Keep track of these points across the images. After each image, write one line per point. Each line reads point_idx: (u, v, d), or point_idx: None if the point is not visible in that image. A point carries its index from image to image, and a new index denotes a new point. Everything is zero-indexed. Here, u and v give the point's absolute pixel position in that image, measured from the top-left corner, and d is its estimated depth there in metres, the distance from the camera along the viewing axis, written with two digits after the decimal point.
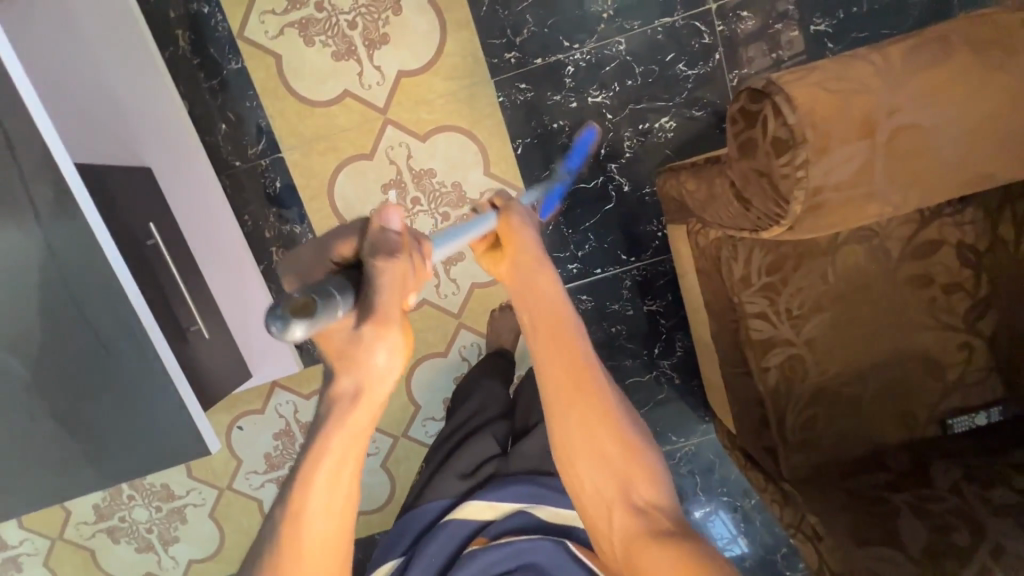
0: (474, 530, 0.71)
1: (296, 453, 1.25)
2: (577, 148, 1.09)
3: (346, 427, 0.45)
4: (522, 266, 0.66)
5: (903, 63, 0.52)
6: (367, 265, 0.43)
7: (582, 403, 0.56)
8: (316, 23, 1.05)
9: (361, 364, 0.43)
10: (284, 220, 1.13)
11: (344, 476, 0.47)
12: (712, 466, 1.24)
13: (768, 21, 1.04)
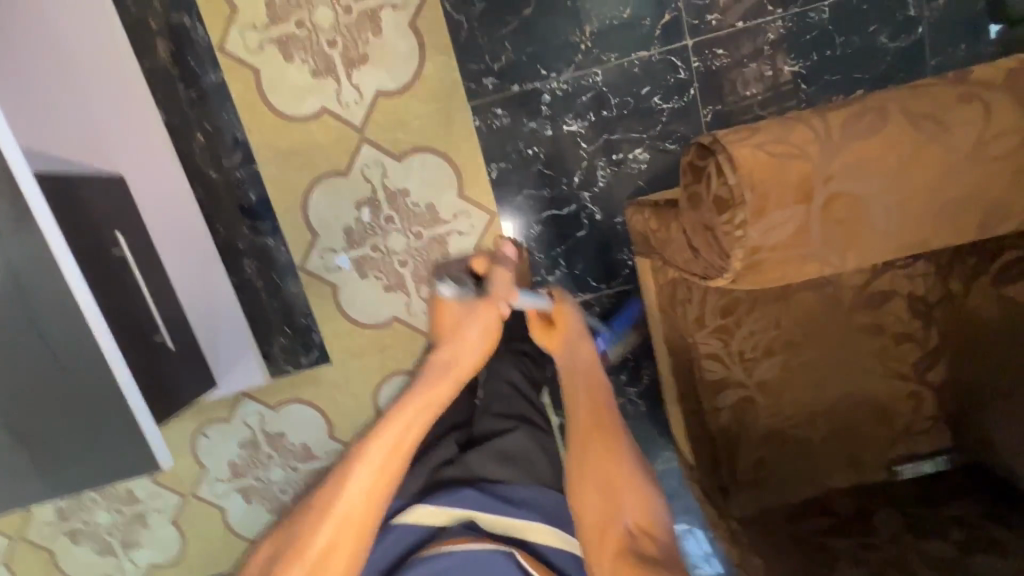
0: (423, 535, 0.68)
1: (261, 462, 1.26)
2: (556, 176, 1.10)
3: (420, 406, 0.66)
4: (563, 335, 0.83)
5: (842, 130, 0.53)
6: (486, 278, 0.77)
7: (597, 444, 0.71)
8: (296, 40, 1.05)
9: (467, 339, 0.72)
10: (257, 233, 1.13)
11: (397, 453, 0.63)
12: (675, 493, 1.25)
13: (744, 60, 1.05)
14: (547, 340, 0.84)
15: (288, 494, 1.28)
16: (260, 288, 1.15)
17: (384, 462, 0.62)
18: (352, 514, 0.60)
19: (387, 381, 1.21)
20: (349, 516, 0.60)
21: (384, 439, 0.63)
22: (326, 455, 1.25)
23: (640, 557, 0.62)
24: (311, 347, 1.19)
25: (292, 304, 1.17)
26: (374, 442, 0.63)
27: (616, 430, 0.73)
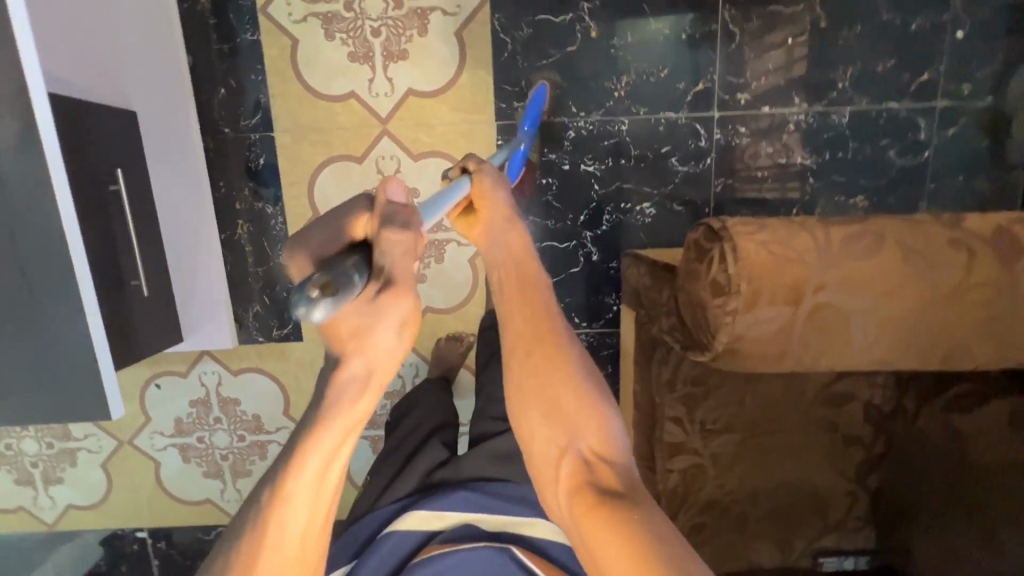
0: (419, 541, 0.66)
1: (208, 424, 1.24)
2: (531, 104, 1.05)
3: (338, 416, 0.46)
4: (487, 228, 0.67)
5: (838, 247, 0.57)
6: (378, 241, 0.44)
7: (538, 352, 0.59)
8: (341, 20, 1.06)
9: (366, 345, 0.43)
10: (258, 198, 1.12)
11: (324, 483, 0.48)
12: None
13: (762, 144, 1.10)
14: (471, 231, 0.69)
15: (229, 461, 1.26)
16: (248, 252, 1.15)
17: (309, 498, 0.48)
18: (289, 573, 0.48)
19: None
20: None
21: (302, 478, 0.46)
22: (276, 431, 1.24)
23: (594, 489, 0.52)
24: (285, 321, 1.18)
25: (277, 275, 1.16)
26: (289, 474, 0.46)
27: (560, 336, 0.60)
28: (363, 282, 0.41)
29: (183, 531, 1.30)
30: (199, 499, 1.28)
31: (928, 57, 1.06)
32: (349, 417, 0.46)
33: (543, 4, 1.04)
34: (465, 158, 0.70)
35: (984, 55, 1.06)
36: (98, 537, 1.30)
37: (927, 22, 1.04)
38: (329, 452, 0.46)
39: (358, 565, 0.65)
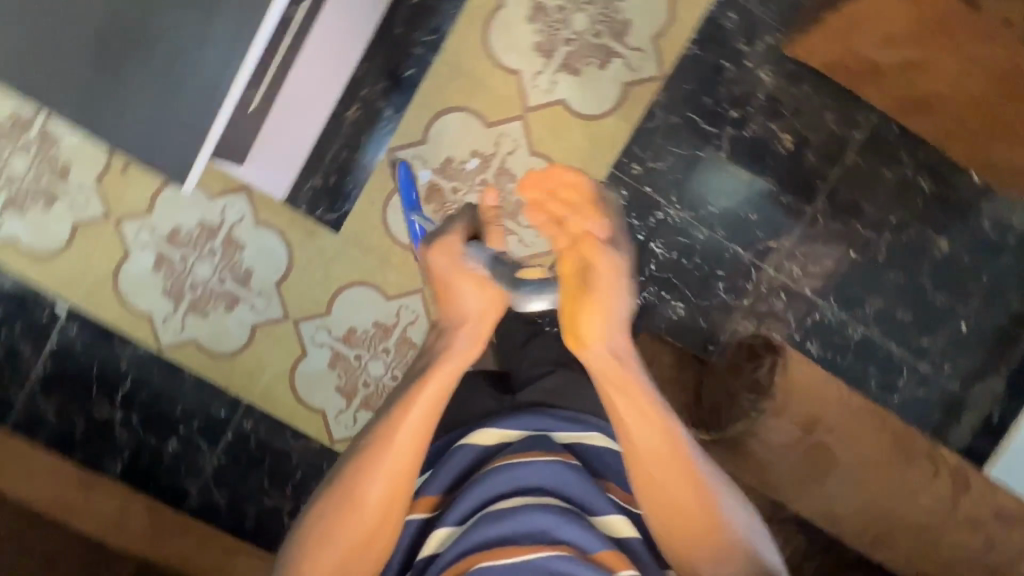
0: (484, 453, 0.68)
1: (200, 250, 1.22)
2: (406, 182, 1.14)
3: (411, 439, 0.63)
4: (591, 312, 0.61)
5: (853, 409, 0.72)
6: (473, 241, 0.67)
7: (662, 456, 0.62)
8: (547, 15, 1.17)
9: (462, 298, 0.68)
10: (385, 98, 1.18)
11: (397, 477, 0.63)
12: None
13: (789, 316, 1.26)
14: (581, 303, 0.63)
15: (194, 294, 1.23)
16: (344, 133, 1.18)
17: (374, 516, 0.62)
18: (363, 544, 0.62)
19: (358, 285, 1.23)
20: (352, 548, 0.62)
21: (377, 477, 0.62)
22: (256, 294, 1.23)
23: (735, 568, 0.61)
24: (335, 208, 1.21)
25: (353, 167, 1.19)
26: (364, 485, 0.62)
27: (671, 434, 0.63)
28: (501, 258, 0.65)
29: (104, 329, 1.23)
30: (141, 310, 1.22)
31: (933, 328, 1.27)
32: (416, 438, 0.63)
33: (700, 108, 1.19)
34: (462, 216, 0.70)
35: (970, 353, 1.28)
36: (18, 284, 1.22)
37: (945, 304, 1.26)
38: (393, 468, 0.63)
39: (431, 474, 0.69)
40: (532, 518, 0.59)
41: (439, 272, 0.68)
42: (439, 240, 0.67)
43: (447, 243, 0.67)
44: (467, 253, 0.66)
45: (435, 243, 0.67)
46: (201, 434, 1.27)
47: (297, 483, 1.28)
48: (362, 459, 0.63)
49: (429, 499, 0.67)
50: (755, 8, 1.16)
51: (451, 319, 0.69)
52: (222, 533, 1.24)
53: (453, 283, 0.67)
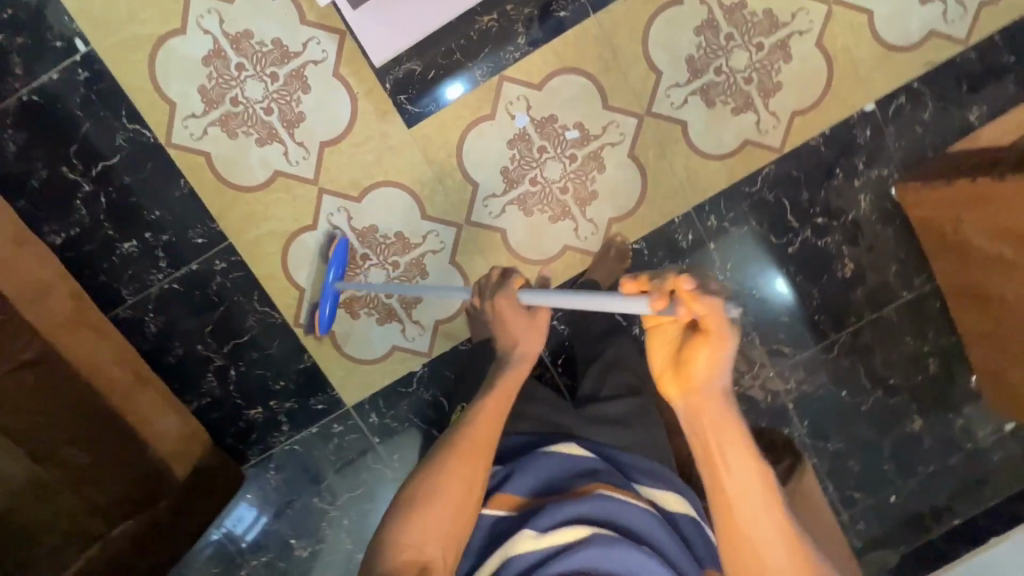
0: (568, 467, 0.77)
1: (260, 68, 1.09)
2: (334, 261, 1.11)
3: (484, 424, 0.77)
4: (704, 355, 0.59)
5: (831, 523, 1.00)
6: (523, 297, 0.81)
7: (744, 490, 0.60)
8: (715, 35, 1.11)
9: (519, 329, 0.86)
10: (524, 25, 1.09)
11: (478, 450, 0.75)
12: (354, 484, 1.26)
13: (764, 419, 1.29)
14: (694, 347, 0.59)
15: (232, 108, 1.10)
16: (467, 36, 1.09)
17: (457, 495, 0.71)
18: (451, 512, 0.71)
19: (401, 189, 1.14)
20: (441, 515, 0.70)
21: (462, 448, 0.75)
22: (295, 142, 1.11)
23: None
24: (419, 103, 1.11)
25: (458, 73, 1.10)
26: (453, 456, 0.74)
27: (767, 480, 0.61)
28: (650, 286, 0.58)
29: (115, 91, 1.08)
30: (167, 93, 1.09)
31: (870, 489, 1.34)
32: (489, 425, 0.77)
33: (795, 199, 1.18)
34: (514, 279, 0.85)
35: (888, 525, 1.35)
36: None
37: (891, 473, 1.33)
38: (471, 451, 0.75)
39: (513, 474, 0.78)
40: (632, 559, 0.63)
41: (505, 313, 0.85)
42: (504, 293, 0.84)
43: (508, 299, 0.84)
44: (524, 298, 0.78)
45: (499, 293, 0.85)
46: (165, 249, 1.14)
47: (240, 345, 1.19)
48: (446, 448, 0.75)
49: (514, 499, 0.75)
50: (891, 137, 1.15)
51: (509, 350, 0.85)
52: (140, 356, 1.13)
53: (510, 321, 0.86)
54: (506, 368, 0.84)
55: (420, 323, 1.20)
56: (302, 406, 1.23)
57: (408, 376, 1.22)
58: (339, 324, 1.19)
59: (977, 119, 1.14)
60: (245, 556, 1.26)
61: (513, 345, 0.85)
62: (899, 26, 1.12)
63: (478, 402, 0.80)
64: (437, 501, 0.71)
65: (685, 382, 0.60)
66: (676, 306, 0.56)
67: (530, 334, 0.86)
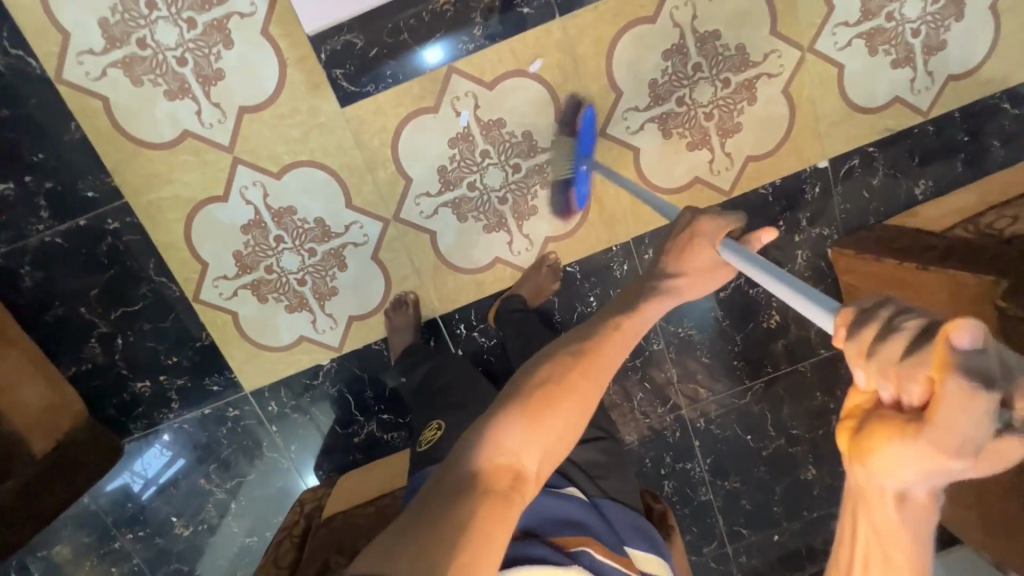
0: (566, 509, 0.73)
1: (177, 11, 0.96)
2: (586, 130, 1.01)
3: (615, 338, 0.57)
4: (898, 452, 0.36)
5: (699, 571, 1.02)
6: (726, 251, 0.58)
7: None
8: (684, 63, 1.05)
9: (694, 270, 0.59)
10: (482, 16, 1.00)
11: (602, 372, 0.56)
12: (249, 468, 1.20)
13: (667, 450, 1.30)
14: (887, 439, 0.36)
15: (138, 51, 0.97)
16: (417, 16, 0.99)
17: (570, 415, 0.54)
18: (555, 430, 0.54)
19: (326, 172, 1.05)
20: (544, 430, 0.53)
21: (583, 363, 0.56)
22: (209, 103, 1.00)
23: None
24: (356, 81, 1.01)
25: (404, 56, 1.00)
26: (573, 368, 0.55)
27: None
28: (867, 328, 0.36)
29: None
30: (63, 22, 0.95)
31: (756, 526, 1.38)
32: (621, 342, 0.57)
33: None
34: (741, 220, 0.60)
35: (767, 561, 1.40)
36: None
37: (779, 515, 1.37)
38: (594, 365, 0.56)
39: None
40: None
41: (690, 240, 0.59)
42: (709, 220, 0.59)
43: (707, 230, 0.59)
44: (728, 254, 0.58)
45: (698, 213, 0.60)
46: (48, 198, 1.01)
47: (129, 313, 1.09)
48: (569, 352, 0.57)
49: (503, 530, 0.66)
50: (839, 198, 1.14)
51: (675, 270, 0.59)
52: (9, 313, 1.01)
53: (688, 261, 0.59)
54: (662, 292, 0.59)
55: (332, 317, 1.12)
56: (195, 385, 1.14)
57: (313, 368, 1.15)
58: (243, 306, 1.11)
59: (921, 194, 1.14)
60: (120, 529, 1.20)
61: (678, 271, 0.59)
62: (866, 86, 1.09)
63: (606, 314, 0.60)
64: (548, 413, 0.54)
65: (855, 468, 0.39)
66: (919, 378, 0.33)
67: (705, 275, 0.59)
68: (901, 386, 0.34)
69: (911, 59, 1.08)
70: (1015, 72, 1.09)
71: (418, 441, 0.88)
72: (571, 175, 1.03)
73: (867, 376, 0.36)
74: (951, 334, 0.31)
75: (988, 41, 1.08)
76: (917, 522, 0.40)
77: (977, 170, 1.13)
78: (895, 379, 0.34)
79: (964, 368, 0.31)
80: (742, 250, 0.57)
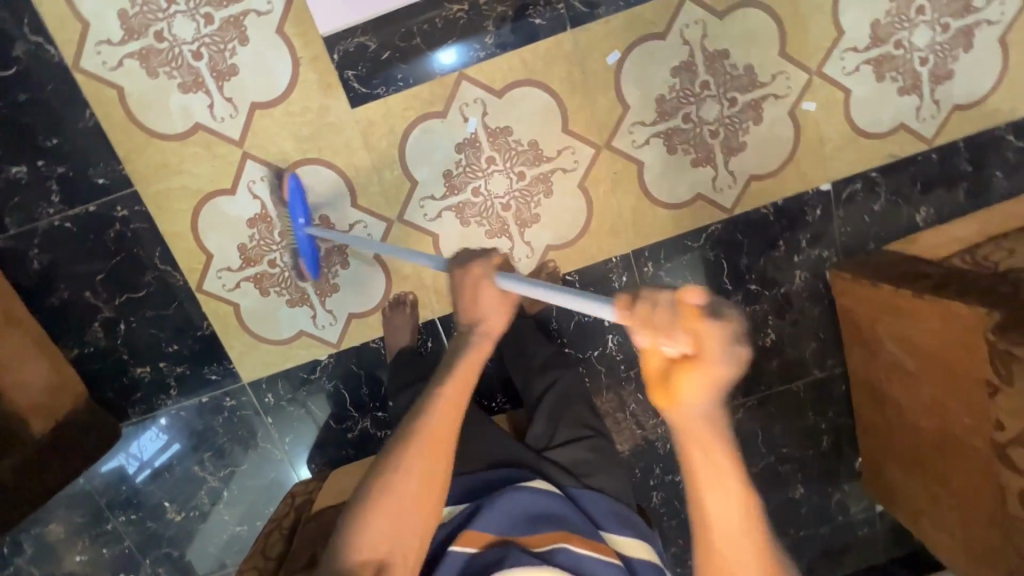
0: (539, 506, 0.80)
1: (195, 6, 0.98)
2: (292, 204, 1.01)
3: (444, 412, 0.68)
4: (697, 387, 0.45)
5: None
6: (501, 279, 0.70)
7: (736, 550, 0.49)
8: (691, 80, 1.06)
9: (491, 311, 0.72)
10: (494, 25, 1.01)
11: (432, 447, 0.67)
12: (241, 458, 1.22)
13: (657, 462, 1.31)
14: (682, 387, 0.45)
15: (154, 43, 0.99)
16: (430, 22, 1.00)
17: (410, 495, 0.66)
18: (405, 512, 0.66)
19: (333, 170, 1.06)
20: (390, 518, 0.65)
21: (409, 446, 0.67)
22: (223, 97, 1.02)
23: None
24: (367, 83, 1.02)
25: (415, 61, 1.02)
26: (403, 455, 0.66)
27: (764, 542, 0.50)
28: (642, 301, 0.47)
29: None
30: (83, 11, 0.97)
31: None
32: (446, 414, 0.68)
33: (734, 262, 1.16)
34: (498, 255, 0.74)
35: None
36: None
37: None
38: (427, 441, 0.67)
39: (483, 505, 0.79)
40: None
41: (475, 285, 0.71)
42: (480, 275, 0.71)
43: (481, 271, 0.71)
44: (504, 282, 0.70)
45: (470, 262, 0.72)
46: (59, 182, 1.03)
47: (133, 299, 1.10)
48: (401, 436, 0.68)
49: (478, 535, 0.75)
50: (839, 221, 1.14)
51: (472, 317, 0.73)
52: (15, 294, 1.03)
53: (479, 302, 0.72)
54: (471, 339, 0.72)
55: (332, 313, 1.14)
56: (193, 373, 1.16)
57: (311, 363, 1.17)
58: (245, 298, 1.12)
59: (922, 221, 1.15)
60: (113, 511, 1.21)
61: (480, 315, 0.72)
62: (872, 112, 1.09)
63: (435, 383, 0.70)
64: (390, 502, 0.65)
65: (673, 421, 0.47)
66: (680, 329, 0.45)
67: (500, 306, 0.72)
68: (671, 340, 0.45)
69: (918, 87, 1.08)
70: (1021, 104, 1.10)
71: None
72: (297, 248, 1.04)
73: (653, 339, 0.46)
74: (690, 294, 0.45)
75: (995, 73, 1.09)
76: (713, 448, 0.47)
77: (978, 200, 1.14)
78: (669, 338, 0.45)
79: (704, 314, 0.44)
80: (513, 279, 0.68)
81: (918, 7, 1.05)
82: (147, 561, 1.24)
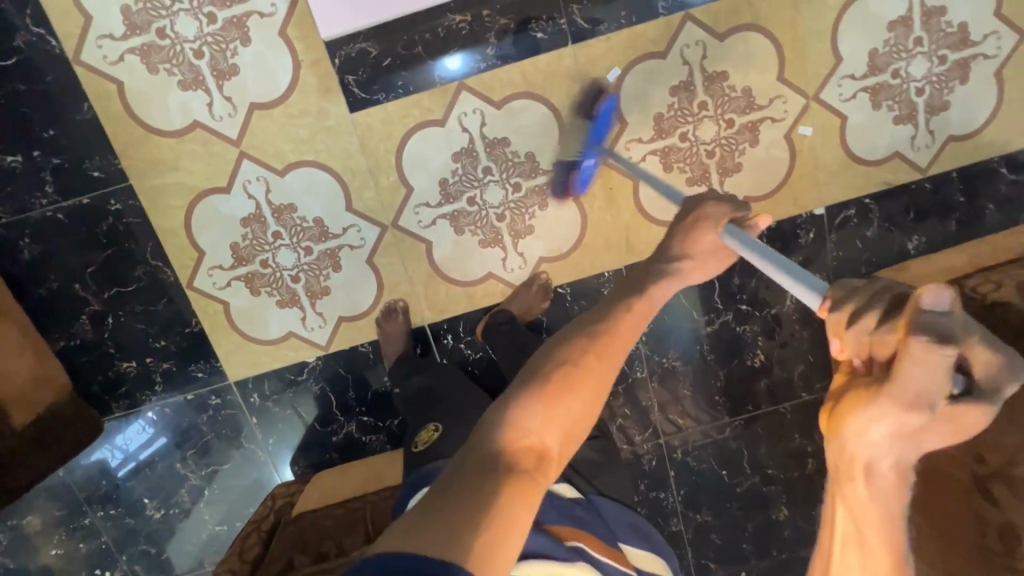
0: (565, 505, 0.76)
1: (199, 5, 0.98)
2: (603, 115, 0.97)
3: (631, 327, 0.61)
4: (870, 407, 0.44)
5: None
6: (737, 232, 0.63)
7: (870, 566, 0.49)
8: (690, 99, 1.06)
9: (699, 252, 0.66)
10: (496, 36, 1.02)
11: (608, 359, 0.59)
12: (225, 457, 1.21)
13: (641, 478, 1.31)
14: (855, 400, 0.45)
15: (156, 39, 0.99)
16: (432, 31, 1.01)
17: (587, 395, 0.56)
18: (569, 413, 0.55)
19: (328, 172, 1.06)
20: (559, 417, 0.55)
21: (590, 349, 0.58)
22: (222, 96, 1.02)
23: None
24: (367, 88, 1.03)
25: (417, 68, 1.02)
26: (583, 356, 0.58)
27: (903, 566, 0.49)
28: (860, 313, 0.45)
29: None
30: (87, 6, 0.98)
31: (725, 562, 1.37)
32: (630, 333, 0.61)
33: (725, 282, 1.20)
34: (730, 196, 0.66)
35: None
36: None
37: (748, 553, 1.35)
38: (607, 350, 0.59)
39: None
40: None
41: (697, 226, 0.66)
42: (695, 221, 0.66)
43: (711, 214, 0.66)
44: (731, 233, 0.64)
45: (704, 199, 0.67)
46: (52, 173, 1.03)
47: (122, 293, 1.10)
48: (581, 337, 0.59)
49: None
50: (832, 245, 1.15)
51: (683, 255, 0.65)
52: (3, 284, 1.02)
53: (694, 240, 0.66)
54: (665, 275, 0.64)
55: (322, 316, 1.14)
56: (180, 370, 1.15)
57: (299, 364, 1.16)
58: (235, 297, 1.12)
59: (913, 249, 1.15)
60: (92, 506, 1.20)
61: (681, 253, 0.65)
62: (868, 139, 1.10)
63: (619, 300, 0.63)
64: (564, 396, 0.55)
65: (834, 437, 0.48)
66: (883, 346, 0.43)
67: (705, 260, 0.66)
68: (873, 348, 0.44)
69: (913, 117, 1.09)
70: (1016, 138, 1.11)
71: (416, 441, 0.90)
72: (578, 156, 0.99)
73: (846, 347, 0.47)
74: (922, 297, 0.39)
75: (990, 106, 1.10)
76: (862, 472, 0.47)
77: (969, 231, 1.15)
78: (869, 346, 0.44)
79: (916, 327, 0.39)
80: (745, 236, 0.62)
81: (916, 38, 1.06)
82: (124, 558, 1.23)
